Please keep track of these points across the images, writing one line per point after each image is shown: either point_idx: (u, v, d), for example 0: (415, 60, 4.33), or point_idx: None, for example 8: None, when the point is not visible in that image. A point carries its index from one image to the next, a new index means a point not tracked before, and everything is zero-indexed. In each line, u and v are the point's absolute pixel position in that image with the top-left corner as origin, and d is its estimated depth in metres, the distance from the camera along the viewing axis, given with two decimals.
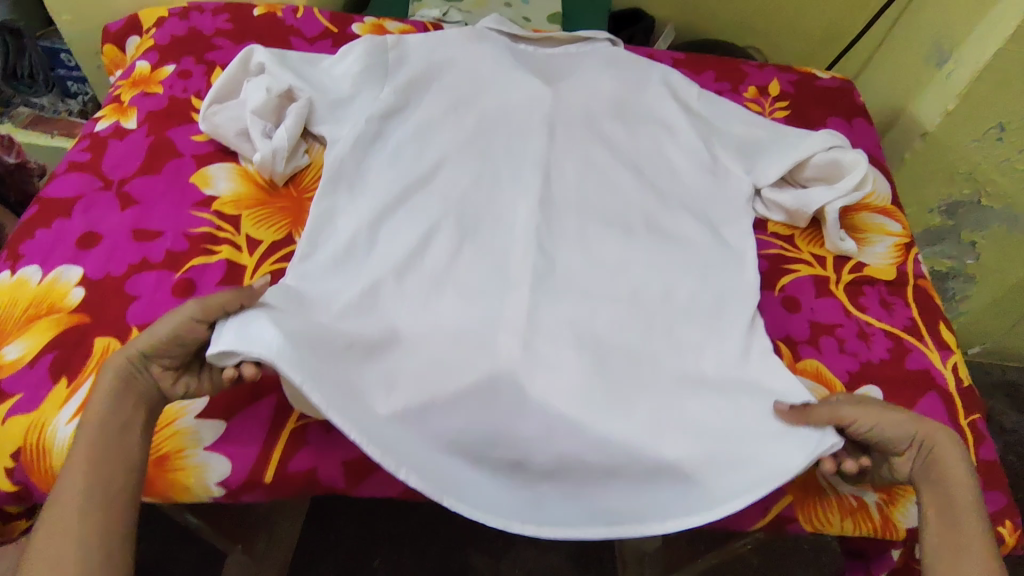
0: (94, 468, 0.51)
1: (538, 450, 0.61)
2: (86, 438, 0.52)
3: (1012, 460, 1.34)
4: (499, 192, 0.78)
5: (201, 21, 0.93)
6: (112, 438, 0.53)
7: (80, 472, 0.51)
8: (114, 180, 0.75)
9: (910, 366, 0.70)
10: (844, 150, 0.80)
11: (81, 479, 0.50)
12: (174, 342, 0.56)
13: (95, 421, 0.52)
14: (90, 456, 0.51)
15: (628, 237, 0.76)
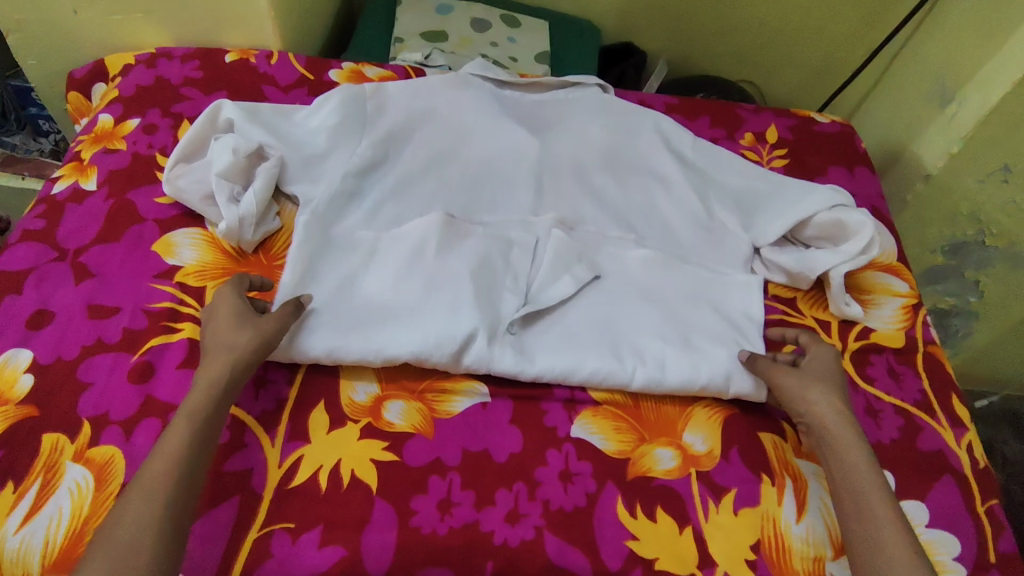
0: (181, 477, 0.49)
1: (526, 558, 0.55)
2: (173, 443, 0.51)
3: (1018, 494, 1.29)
4: (487, 252, 0.72)
5: (169, 69, 0.88)
6: (202, 442, 0.52)
7: (167, 480, 0.49)
8: (70, 250, 0.70)
9: (923, 447, 0.66)
10: (847, 209, 0.76)
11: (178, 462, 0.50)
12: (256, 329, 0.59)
13: (184, 427, 0.52)
14: (180, 461, 0.50)
15: (626, 307, 0.71)
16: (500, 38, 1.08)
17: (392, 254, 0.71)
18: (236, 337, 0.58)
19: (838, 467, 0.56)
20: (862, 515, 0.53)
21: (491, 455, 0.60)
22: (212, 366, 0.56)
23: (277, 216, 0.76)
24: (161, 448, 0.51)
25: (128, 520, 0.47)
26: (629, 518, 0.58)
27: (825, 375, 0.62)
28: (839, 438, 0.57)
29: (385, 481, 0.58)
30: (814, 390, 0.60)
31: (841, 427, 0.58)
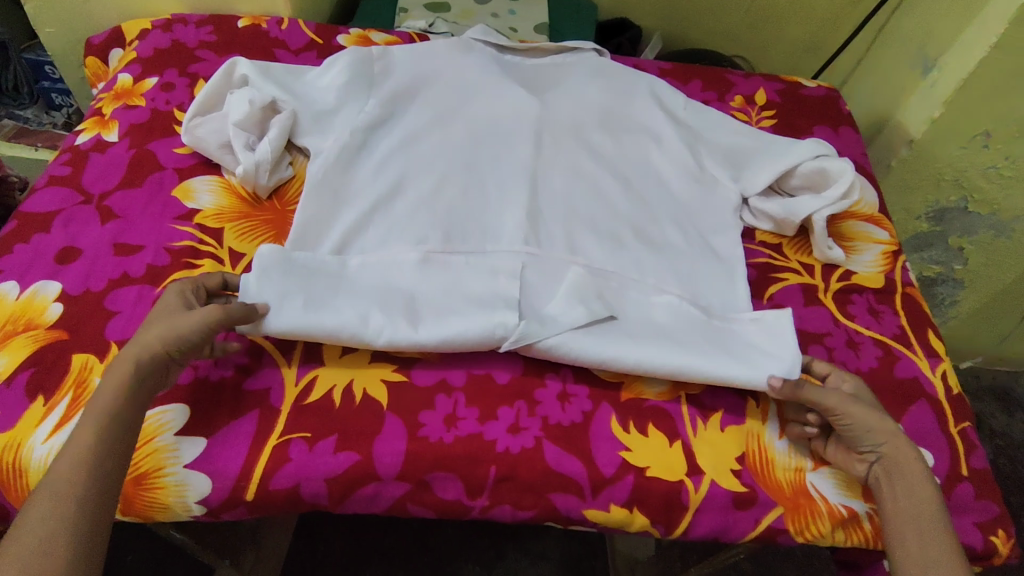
0: (86, 473, 0.50)
1: (526, 465, 0.59)
2: (81, 441, 0.51)
3: (1003, 462, 1.33)
4: (474, 285, 0.68)
5: (184, 33, 0.93)
6: (111, 450, 0.52)
7: (76, 477, 0.49)
8: (94, 195, 0.74)
9: (899, 374, 0.70)
10: (829, 158, 0.80)
11: (73, 475, 0.49)
12: (186, 342, 0.56)
13: (88, 425, 0.52)
14: (89, 462, 0.50)
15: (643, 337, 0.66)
16: (501, 10, 1.12)
17: (371, 266, 0.69)
18: (145, 334, 0.56)
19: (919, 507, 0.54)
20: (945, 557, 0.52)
21: (493, 378, 0.64)
22: (117, 367, 0.54)
23: (290, 165, 0.80)
24: (69, 446, 0.51)
25: (43, 515, 0.47)
26: (622, 432, 0.62)
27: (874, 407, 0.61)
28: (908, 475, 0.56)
29: (394, 398, 0.62)
30: (882, 423, 0.58)
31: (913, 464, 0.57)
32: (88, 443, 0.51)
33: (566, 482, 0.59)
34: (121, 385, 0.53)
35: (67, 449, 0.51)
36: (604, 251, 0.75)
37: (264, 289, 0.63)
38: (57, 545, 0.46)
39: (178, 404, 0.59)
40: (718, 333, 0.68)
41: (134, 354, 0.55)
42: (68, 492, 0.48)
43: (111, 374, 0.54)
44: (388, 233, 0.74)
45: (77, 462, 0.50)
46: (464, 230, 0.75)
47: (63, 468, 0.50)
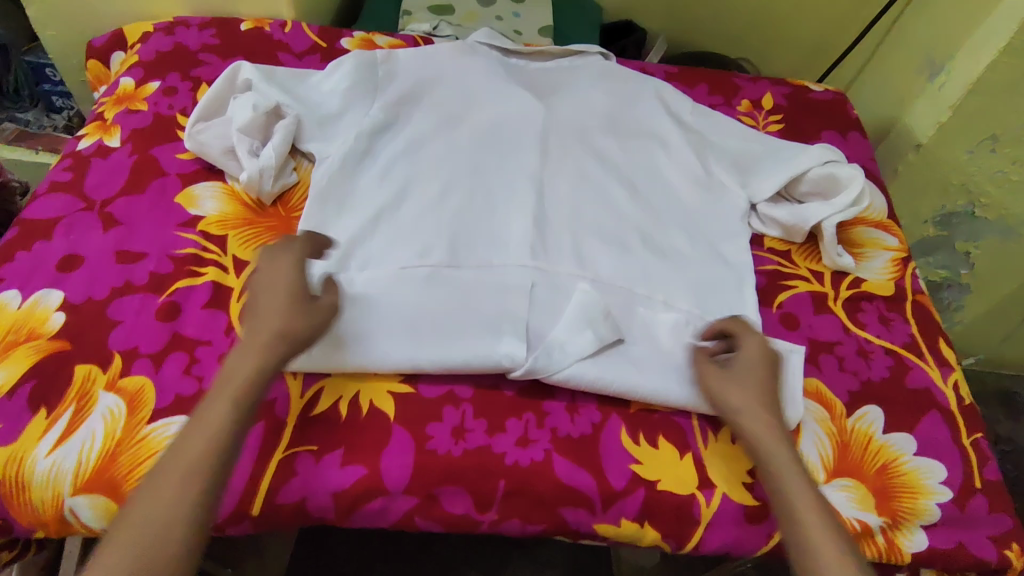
0: (213, 460, 0.49)
1: (535, 478, 0.58)
2: (213, 419, 0.51)
3: (1009, 469, 1.32)
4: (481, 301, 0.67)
5: (186, 36, 0.92)
6: (224, 452, 0.50)
7: (199, 464, 0.49)
8: (96, 201, 0.73)
9: (910, 385, 0.69)
10: (838, 164, 0.79)
11: (178, 480, 0.48)
12: (297, 336, 0.57)
13: (223, 405, 0.52)
14: (194, 467, 0.48)
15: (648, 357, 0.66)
16: (505, 12, 1.11)
17: (374, 282, 0.67)
18: (290, 325, 0.57)
19: (768, 472, 0.55)
20: (797, 522, 0.51)
21: (501, 389, 0.64)
22: (252, 351, 0.55)
23: (294, 171, 0.79)
24: (200, 421, 0.51)
25: (161, 501, 0.47)
26: (632, 444, 0.61)
27: (751, 372, 0.60)
28: (768, 442, 0.56)
29: (401, 410, 0.61)
30: (738, 395, 0.59)
31: (770, 432, 0.57)
32: (214, 427, 0.50)
33: (576, 496, 0.58)
34: (263, 373, 0.54)
35: (194, 427, 0.50)
36: (612, 261, 0.74)
37: None
38: (169, 543, 0.46)
39: (183, 416, 0.59)
40: (726, 361, 0.67)
41: (277, 344, 0.55)
42: (174, 497, 0.47)
43: (233, 361, 0.54)
44: (394, 241, 0.73)
45: (200, 446, 0.49)
46: (471, 241, 0.74)
47: (189, 453, 0.49)
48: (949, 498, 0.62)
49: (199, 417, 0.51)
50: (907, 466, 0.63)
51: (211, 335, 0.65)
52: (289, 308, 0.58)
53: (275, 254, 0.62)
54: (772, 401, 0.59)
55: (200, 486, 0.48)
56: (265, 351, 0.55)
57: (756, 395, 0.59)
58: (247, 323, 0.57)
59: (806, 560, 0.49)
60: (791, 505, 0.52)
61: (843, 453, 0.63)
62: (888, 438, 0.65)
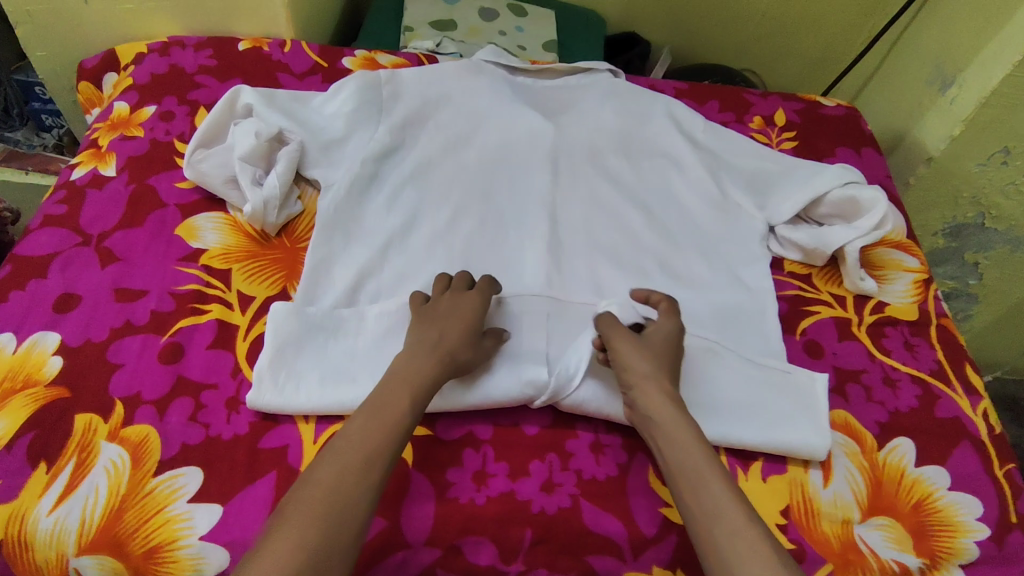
0: (390, 447, 0.51)
1: (562, 525, 0.56)
2: (396, 408, 0.53)
3: None
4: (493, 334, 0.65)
5: (182, 58, 0.89)
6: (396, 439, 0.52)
7: (376, 450, 0.50)
8: (93, 235, 0.71)
9: (940, 415, 0.67)
10: (859, 186, 0.78)
11: (358, 460, 0.50)
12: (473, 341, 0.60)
13: (404, 397, 0.54)
14: (376, 451, 0.50)
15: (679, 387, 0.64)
16: (508, 27, 1.09)
17: (385, 316, 0.66)
18: (459, 352, 0.58)
19: (671, 445, 0.53)
20: (708, 495, 0.50)
21: (522, 429, 0.61)
22: (427, 362, 0.57)
23: (298, 199, 0.76)
24: (382, 409, 0.53)
25: (344, 479, 0.48)
26: (661, 486, 0.59)
27: (662, 350, 0.59)
28: (667, 414, 0.55)
29: (420, 455, 0.58)
30: (650, 364, 0.57)
31: (673, 405, 0.56)
32: (405, 416, 0.53)
33: (605, 543, 0.56)
34: (432, 386, 0.56)
35: (373, 414, 0.52)
36: (629, 288, 0.72)
37: (278, 357, 0.61)
38: (348, 523, 0.47)
39: (191, 467, 0.57)
40: (750, 394, 0.65)
41: (444, 365, 0.57)
42: (358, 476, 0.49)
43: (400, 366, 0.57)
44: (404, 273, 0.70)
45: (373, 431, 0.51)
46: (483, 269, 0.72)
47: (364, 437, 0.51)
48: (987, 535, 0.61)
49: (381, 405, 0.53)
50: (942, 502, 0.62)
51: (217, 378, 0.62)
52: (450, 316, 0.61)
53: (462, 292, 0.63)
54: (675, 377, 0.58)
55: (375, 470, 0.50)
56: (437, 369, 0.57)
57: (665, 369, 0.58)
58: (420, 337, 0.59)
59: (710, 531, 0.49)
60: (700, 477, 0.51)
61: (877, 490, 0.62)
62: (921, 471, 0.63)
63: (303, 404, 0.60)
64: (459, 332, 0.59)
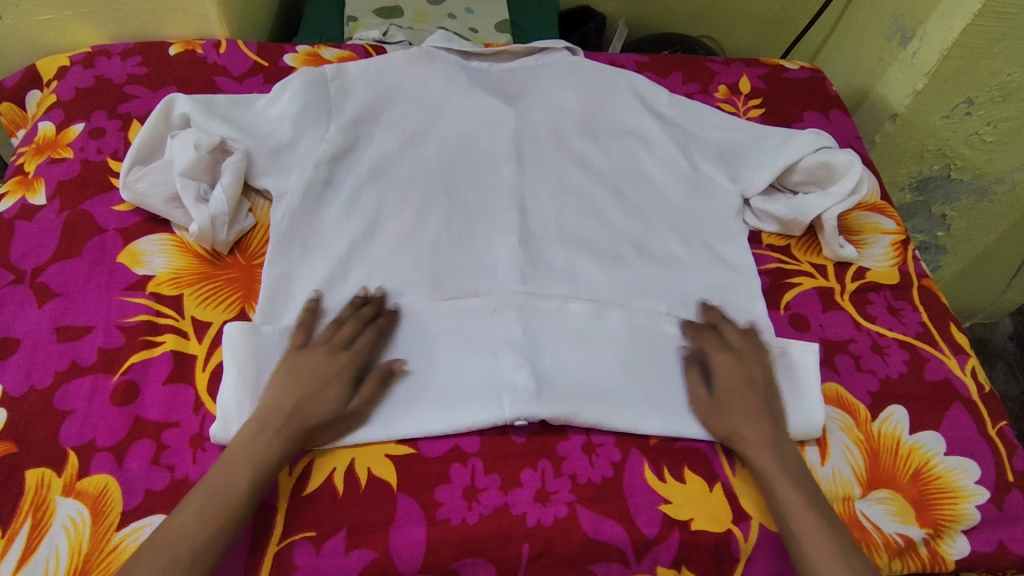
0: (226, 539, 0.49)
1: (560, 537, 0.54)
2: (230, 479, 0.50)
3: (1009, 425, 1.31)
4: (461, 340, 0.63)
5: (108, 68, 0.82)
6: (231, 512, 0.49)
7: (204, 546, 0.48)
8: (27, 271, 0.65)
9: (929, 377, 0.67)
10: (832, 151, 0.75)
11: (185, 533, 0.48)
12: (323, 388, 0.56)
13: (246, 469, 0.51)
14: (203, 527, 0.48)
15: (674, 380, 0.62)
16: (457, 10, 1.04)
17: None
18: (322, 418, 0.55)
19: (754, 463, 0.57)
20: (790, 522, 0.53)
21: (509, 438, 0.59)
22: (273, 433, 0.53)
23: (249, 212, 0.71)
24: (222, 487, 0.50)
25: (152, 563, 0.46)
26: (658, 482, 0.58)
27: (742, 395, 0.59)
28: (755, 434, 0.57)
29: (403, 476, 0.56)
30: (724, 391, 0.60)
31: (756, 427, 0.58)
32: (240, 501, 0.50)
33: (605, 550, 0.54)
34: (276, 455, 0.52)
35: (206, 498, 0.49)
36: (607, 277, 0.69)
37: (245, 383, 0.57)
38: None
39: (158, 515, 0.53)
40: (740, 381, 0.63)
41: (293, 434, 0.53)
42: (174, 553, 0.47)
43: (242, 439, 0.53)
44: (372, 280, 0.66)
45: (208, 509, 0.49)
46: (454, 269, 0.68)
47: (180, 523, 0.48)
48: (987, 497, 0.60)
49: (214, 489, 0.50)
50: (940, 468, 0.61)
51: (179, 415, 0.58)
52: (306, 374, 0.56)
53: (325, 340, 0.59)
54: (759, 395, 0.59)
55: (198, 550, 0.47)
56: (291, 441, 0.53)
57: (743, 392, 0.59)
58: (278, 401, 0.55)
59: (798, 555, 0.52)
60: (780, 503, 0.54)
61: (875, 462, 0.61)
62: (916, 439, 0.62)
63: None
64: (332, 391, 0.56)
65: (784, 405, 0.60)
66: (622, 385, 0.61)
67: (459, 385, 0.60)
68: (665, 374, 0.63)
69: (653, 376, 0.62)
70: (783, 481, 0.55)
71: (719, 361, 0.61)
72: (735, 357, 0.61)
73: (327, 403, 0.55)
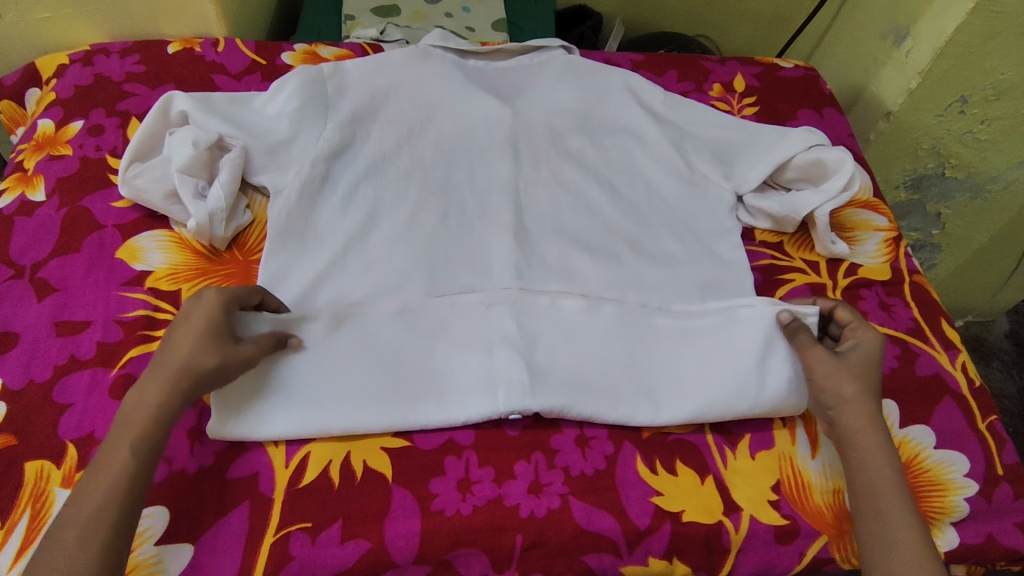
0: (116, 512, 0.46)
1: (553, 529, 0.55)
2: (115, 460, 0.47)
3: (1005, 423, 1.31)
4: (455, 334, 0.63)
5: (107, 66, 0.83)
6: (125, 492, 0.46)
7: (90, 525, 0.45)
8: (26, 266, 0.66)
9: (920, 372, 0.67)
10: (824, 148, 0.76)
11: (78, 522, 0.45)
12: (197, 334, 0.53)
13: (128, 445, 0.48)
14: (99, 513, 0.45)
15: (666, 372, 0.63)
16: (454, 9, 1.05)
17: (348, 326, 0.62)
18: (199, 363, 0.52)
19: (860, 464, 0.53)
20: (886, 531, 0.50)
21: (503, 431, 0.59)
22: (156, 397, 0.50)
23: (247, 209, 0.71)
24: (100, 471, 0.47)
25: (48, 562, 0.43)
26: (650, 474, 0.58)
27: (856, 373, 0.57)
28: (862, 435, 0.54)
29: (398, 468, 0.56)
30: (848, 383, 0.56)
31: (871, 429, 0.55)
32: (125, 478, 0.47)
33: (597, 541, 0.55)
34: (164, 419, 0.50)
35: (89, 481, 0.46)
36: (601, 273, 0.69)
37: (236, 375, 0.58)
38: None
39: (155, 507, 0.53)
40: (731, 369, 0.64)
41: (181, 390, 0.51)
42: (66, 544, 0.44)
43: (125, 411, 0.50)
44: (368, 276, 0.67)
45: (96, 495, 0.46)
46: (449, 265, 0.69)
47: (73, 512, 0.45)
48: (976, 490, 0.61)
49: (96, 470, 0.47)
50: (929, 462, 0.62)
51: None
52: (176, 328, 0.53)
53: (201, 294, 0.56)
54: (879, 398, 0.56)
55: (93, 538, 0.44)
56: (170, 398, 0.50)
57: (864, 390, 0.56)
58: (154, 362, 0.52)
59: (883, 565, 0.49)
60: (878, 509, 0.51)
61: None
62: (906, 432, 0.63)
63: (268, 427, 0.56)
64: (201, 342, 0.52)
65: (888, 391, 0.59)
66: (614, 377, 0.62)
67: (452, 377, 0.61)
68: (657, 366, 0.63)
69: (643, 368, 0.63)
70: (888, 486, 0.52)
71: (862, 337, 0.60)
72: (877, 337, 0.60)
73: (202, 349, 0.52)
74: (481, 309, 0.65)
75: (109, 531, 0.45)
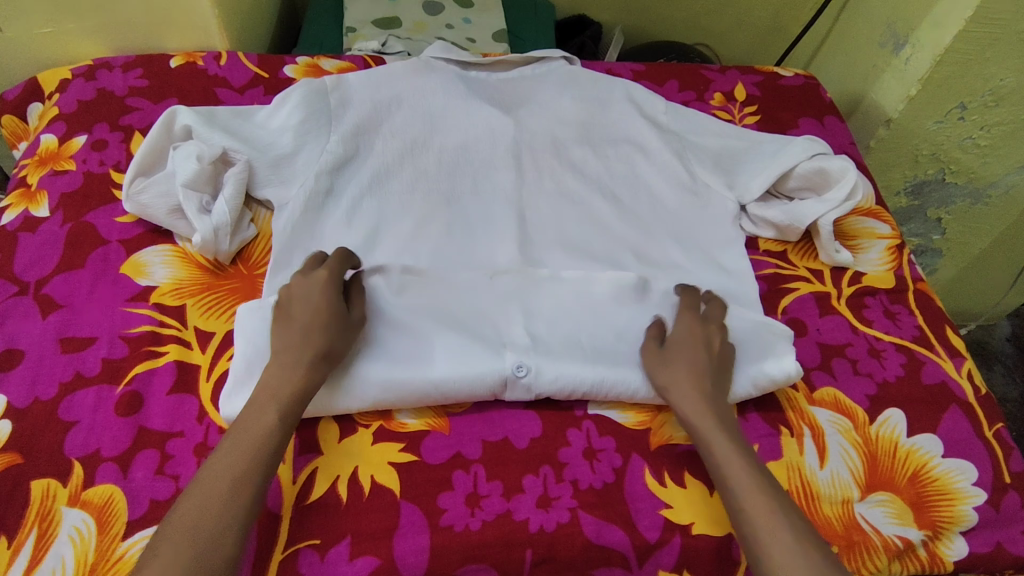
0: (262, 467, 0.50)
1: (564, 543, 0.55)
2: (258, 423, 0.51)
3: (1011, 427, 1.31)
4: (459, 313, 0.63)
5: (110, 80, 0.83)
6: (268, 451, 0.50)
7: (241, 480, 0.48)
8: (31, 283, 0.66)
9: (926, 381, 0.67)
10: (827, 157, 0.76)
11: (224, 478, 0.48)
12: (324, 313, 0.57)
13: (271, 410, 0.52)
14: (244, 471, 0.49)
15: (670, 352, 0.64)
16: (455, 20, 1.05)
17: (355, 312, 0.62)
18: (332, 345, 0.56)
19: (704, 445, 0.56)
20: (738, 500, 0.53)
21: (511, 443, 0.59)
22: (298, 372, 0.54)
23: (251, 223, 0.71)
24: (244, 432, 0.51)
25: (195, 514, 0.46)
26: (659, 487, 0.58)
27: (683, 350, 0.60)
28: (693, 413, 0.57)
29: (407, 483, 0.56)
30: (663, 372, 0.60)
31: (700, 408, 0.57)
32: (269, 438, 0.51)
33: (607, 554, 0.55)
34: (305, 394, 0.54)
35: (235, 439, 0.50)
36: None
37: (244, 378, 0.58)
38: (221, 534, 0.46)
39: None
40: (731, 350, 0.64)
41: (317, 369, 0.55)
42: (215, 497, 0.47)
43: (265, 380, 0.54)
44: None
45: (241, 456, 0.49)
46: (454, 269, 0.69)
47: (224, 466, 0.49)
48: (984, 499, 0.61)
49: (243, 429, 0.51)
50: (937, 471, 0.62)
51: (183, 425, 0.58)
52: (301, 305, 0.57)
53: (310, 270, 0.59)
54: (704, 376, 0.59)
55: (239, 494, 0.48)
56: (308, 374, 0.54)
57: (686, 372, 0.59)
58: (285, 342, 0.55)
59: (749, 533, 0.51)
60: (727, 482, 0.54)
61: (873, 466, 0.61)
62: (914, 441, 0.63)
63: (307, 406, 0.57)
64: (326, 322, 0.56)
65: (724, 357, 0.61)
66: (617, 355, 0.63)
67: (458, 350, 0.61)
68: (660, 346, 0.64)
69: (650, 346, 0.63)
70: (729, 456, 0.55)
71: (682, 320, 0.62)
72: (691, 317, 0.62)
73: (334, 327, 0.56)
74: (483, 282, 0.64)
75: (258, 483, 0.49)
